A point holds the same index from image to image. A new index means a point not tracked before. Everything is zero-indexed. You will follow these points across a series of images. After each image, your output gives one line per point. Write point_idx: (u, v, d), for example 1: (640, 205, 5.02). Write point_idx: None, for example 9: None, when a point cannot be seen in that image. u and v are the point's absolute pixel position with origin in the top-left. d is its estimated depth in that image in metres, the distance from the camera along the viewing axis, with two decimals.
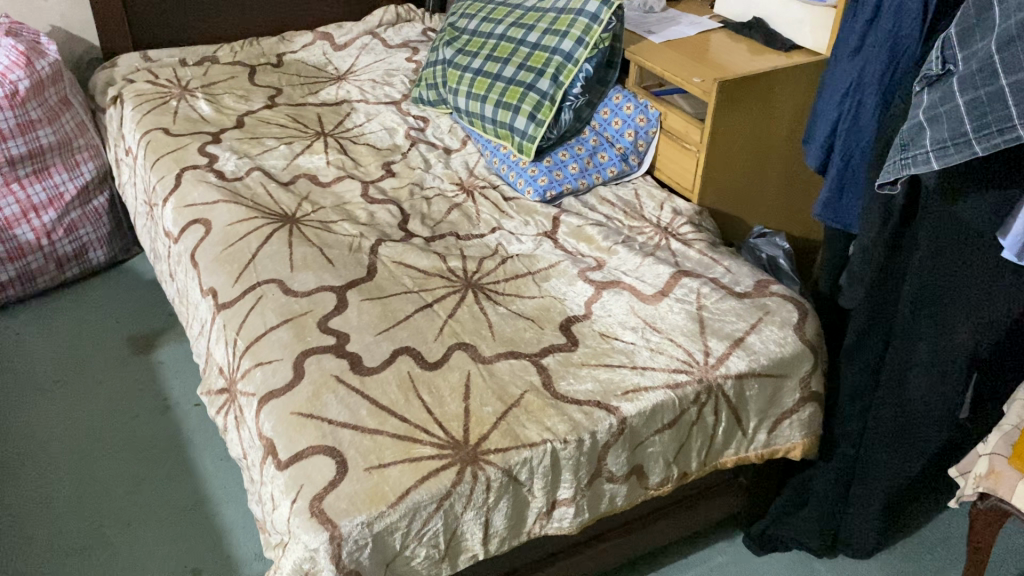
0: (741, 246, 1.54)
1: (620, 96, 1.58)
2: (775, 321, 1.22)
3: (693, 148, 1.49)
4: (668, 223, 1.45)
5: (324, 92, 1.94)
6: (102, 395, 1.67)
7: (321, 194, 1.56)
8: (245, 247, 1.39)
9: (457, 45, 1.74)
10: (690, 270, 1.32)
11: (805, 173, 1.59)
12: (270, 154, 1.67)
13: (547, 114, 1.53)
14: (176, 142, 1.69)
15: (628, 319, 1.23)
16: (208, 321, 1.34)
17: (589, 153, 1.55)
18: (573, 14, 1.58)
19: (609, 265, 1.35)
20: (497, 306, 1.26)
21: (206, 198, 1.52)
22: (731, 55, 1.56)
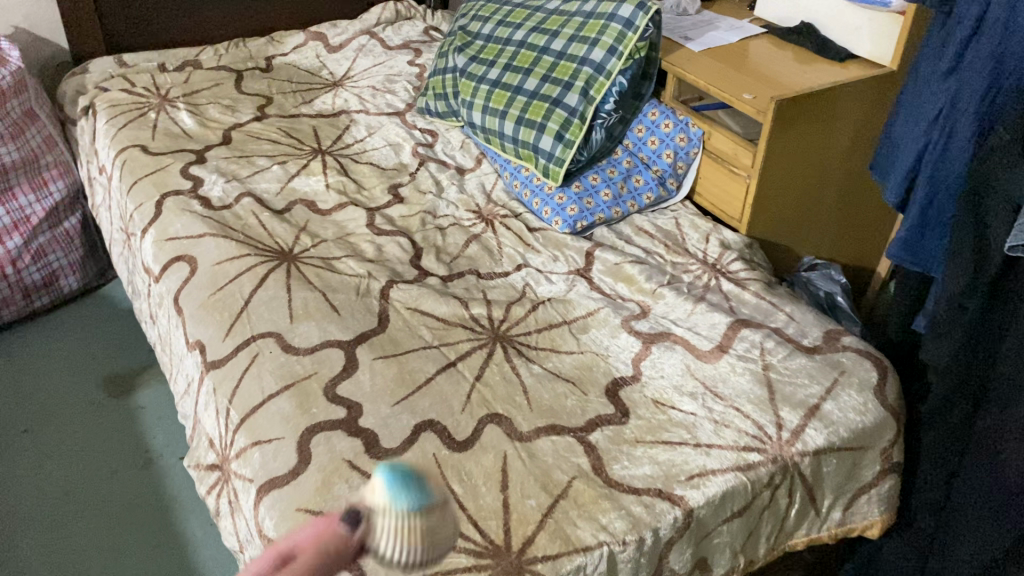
0: (792, 282, 1.37)
1: (657, 111, 1.41)
2: (852, 384, 1.06)
3: (741, 174, 1.32)
4: (716, 259, 1.28)
5: (319, 101, 1.75)
6: (74, 448, 1.49)
7: (321, 223, 1.38)
8: (237, 291, 1.21)
9: (470, 52, 1.56)
10: (749, 318, 1.16)
11: (859, 195, 1.43)
12: (261, 175, 1.49)
13: (576, 134, 1.35)
14: (155, 162, 1.51)
15: (685, 382, 1.06)
16: (196, 380, 1.16)
17: (622, 177, 1.38)
18: (603, 19, 1.40)
19: (655, 312, 1.18)
20: (531, 365, 1.09)
21: (190, 230, 1.34)
22: (779, 66, 1.39)
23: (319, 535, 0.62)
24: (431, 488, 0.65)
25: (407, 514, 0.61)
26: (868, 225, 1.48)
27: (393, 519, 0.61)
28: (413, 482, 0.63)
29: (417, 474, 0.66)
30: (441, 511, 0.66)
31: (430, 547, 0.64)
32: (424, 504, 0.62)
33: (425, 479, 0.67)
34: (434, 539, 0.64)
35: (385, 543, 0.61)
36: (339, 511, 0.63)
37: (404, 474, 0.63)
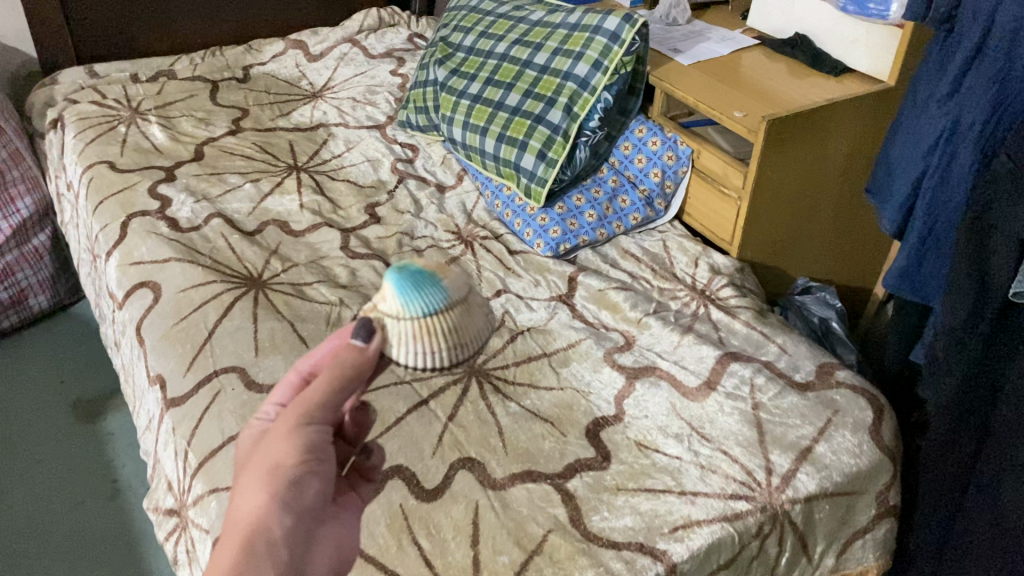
0: (785, 308, 1.31)
1: (644, 128, 1.35)
2: (846, 424, 1.00)
3: (732, 195, 1.26)
4: (705, 285, 1.22)
5: (297, 113, 1.69)
6: (39, 479, 1.43)
7: (293, 246, 1.33)
8: (201, 321, 1.16)
9: (451, 64, 1.50)
10: (738, 351, 1.10)
11: (855, 215, 1.37)
12: (233, 195, 1.42)
13: (559, 152, 1.29)
14: (123, 180, 1.45)
15: (670, 423, 1.00)
16: (157, 417, 1.10)
17: (608, 197, 1.32)
18: (588, 32, 1.34)
19: (640, 344, 1.12)
20: (507, 403, 1.03)
21: (155, 254, 1.28)
22: (772, 81, 1.33)
23: (339, 347, 0.58)
24: (454, 283, 0.63)
25: (422, 313, 0.59)
26: (866, 246, 1.43)
27: (411, 323, 0.59)
28: (424, 282, 0.60)
29: (438, 269, 0.63)
30: (467, 300, 0.63)
31: (463, 332, 0.61)
32: (439, 302, 0.60)
33: (448, 271, 0.64)
34: (461, 331, 0.61)
35: (404, 348, 0.59)
36: (356, 324, 0.59)
37: (416, 274, 0.61)
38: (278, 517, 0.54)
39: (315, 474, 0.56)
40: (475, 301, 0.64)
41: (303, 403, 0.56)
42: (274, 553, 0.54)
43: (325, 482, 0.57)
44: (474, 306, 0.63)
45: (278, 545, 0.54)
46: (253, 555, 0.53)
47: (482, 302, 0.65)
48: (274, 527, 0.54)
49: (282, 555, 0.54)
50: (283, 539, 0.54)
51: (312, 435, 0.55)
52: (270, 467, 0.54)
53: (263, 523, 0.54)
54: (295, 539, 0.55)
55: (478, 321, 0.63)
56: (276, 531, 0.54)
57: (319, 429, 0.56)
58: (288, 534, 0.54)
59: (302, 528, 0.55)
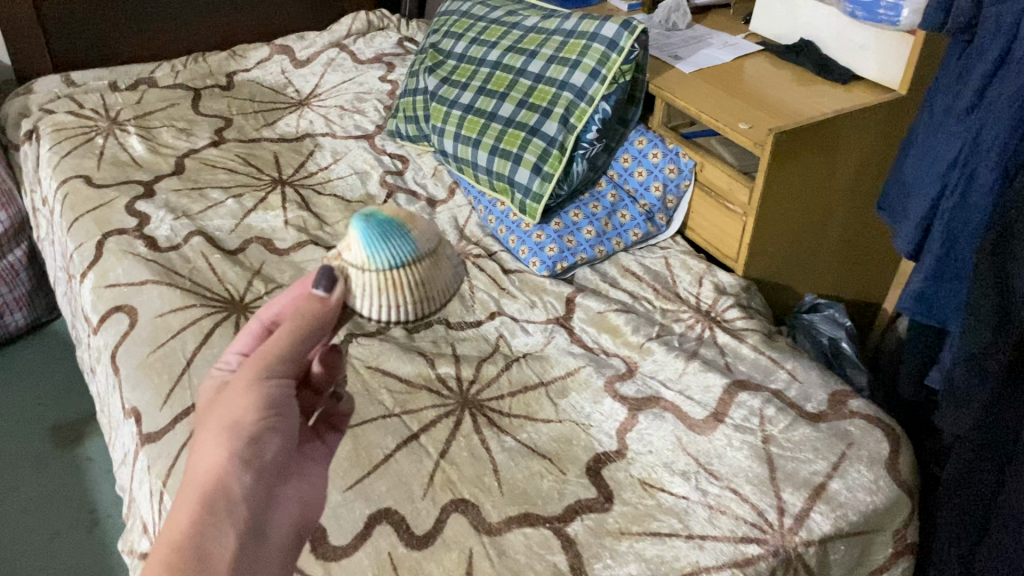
0: (792, 331, 1.26)
1: (644, 139, 1.29)
2: (861, 458, 0.95)
3: (737, 211, 1.20)
4: (710, 306, 1.17)
5: (282, 122, 1.63)
6: (13, 509, 1.36)
7: (276, 265, 1.27)
8: (179, 350, 1.09)
9: (441, 72, 1.43)
10: (746, 379, 1.04)
11: (863, 228, 1.32)
12: (214, 211, 1.36)
13: (555, 166, 1.23)
14: (99, 196, 1.38)
15: (676, 459, 0.95)
16: (132, 453, 1.04)
17: (607, 212, 1.27)
18: (585, 39, 1.28)
19: (642, 371, 1.06)
20: (502, 437, 0.97)
21: (131, 276, 1.22)
22: (777, 90, 1.27)
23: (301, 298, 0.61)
24: (421, 236, 0.66)
25: (388, 266, 0.63)
26: (874, 259, 1.37)
27: (376, 276, 0.62)
28: (395, 232, 0.64)
29: (408, 220, 0.67)
30: (436, 253, 0.67)
31: (427, 285, 0.65)
32: (406, 255, 0.64)
33: (416, 220, 0.67)
34: (426, 286, 0.65)
35: (369, 301, 0.63)
36: (317, 273, 0.61)
37: (386, 224, 0.64)
38: (241, 470, 0.55)
39: (278, 423, 0.57)
40: (442, 250, 0.68)
41: (263, 357, 0.58)
42: (240, 504, 0.54)
43: (289, 435, 0.59)
44: (442, 257, 0.68)
45: (242, 497, 0.54)
46: (212, 511, 0.53)
47: (446, 251, 0.70)
48: (239, 479, 0.54)
49: (246, 506, 0.54)
50: (249, 490, 0.55)
51: (274, 387, 0.57)
52: (227, 423, 0.55)
53: (227, 475, 0.54)
54: (258, 492, 0.55)
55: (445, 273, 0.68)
56: (241, 483, 0.54)
57: (282, 382, 0.58)
58: (252, 487, 0.55)
59: (266, 483, 0.56)
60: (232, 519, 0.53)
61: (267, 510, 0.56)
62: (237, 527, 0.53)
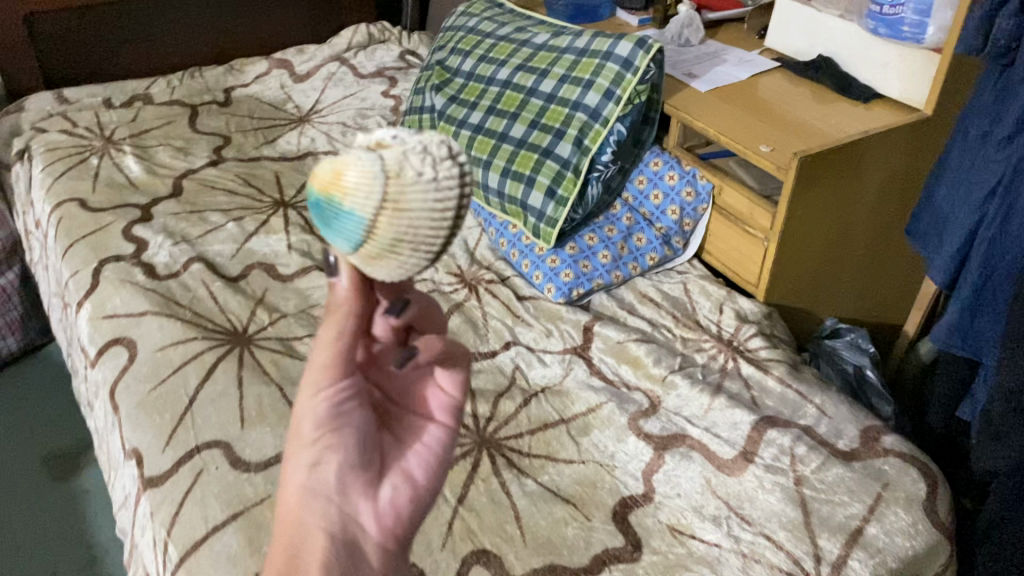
0: (815, 357, 1.22)
1: (660, 161, 1.25)
2: (898, 500, 0.90)
3: (758, 235, 1.16)
4: (732, 334, 1.13)
5: (282, 140, 1.59)
6: (9, 545, 1.31)
7: (280, 293, 1.22)
8: (182, 387, 1.05)
9: (449, 90, 1.39)
10: (774, 415, 1.00)
11: (886, 250, 1.28)
12: (214, 235, 1.31)
13: (570, 190, 1.19)
14: (95, 220, 1.33)
15: (705, 503, 0.91)
16: (133, 496, 0.99)
17: (622, 236, 1.22)
18: (598, 57, 1.24)
19: (666, 406, 1.02)
20: (523, 480, 0.93)
21: (130, 307, 1.17)
22: (797, 109, 1.23)
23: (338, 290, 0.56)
24: (360, 188, 0.49)
25: (352, 247, 0.51)
26: (895, 280, 1.34)
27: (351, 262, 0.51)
28: (328, 213, 0.50)
29: (341, 173, 0.50)
30: (384, 185, 0.49)
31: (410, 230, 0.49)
32: (357, 230, 0.49)
33: (349, 168, 0.50)
34: (406, 232, 0.49)
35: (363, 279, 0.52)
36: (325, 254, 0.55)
37: (319, 205, 0.51)
38: (313, 496, 0.55)
39: (341, 434, 0.55)
40: (396, 171, 0.49)
41: (314, 366, 0.55)
42: (316, 530, 0.55)
43: (365, 438, 0.56)
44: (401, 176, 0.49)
45: (317, 523, 0.55)
46: (298, 544, 0.55)
47: (405, 161, 0.49)
48: (312, 507, 0.55)
49: (323, 530, 0.55)
50: (324, 511, 0.55)
51: (322, 401, 0.55)
52: (293, 448, 0.56)
53: (300, 504, 0.55)
54: (337, 509, 0.55)
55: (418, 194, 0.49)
56: (314, 509, 0.55)
57: (335, 389, 0.55)
58: (329, 508, 0.55)
59: (346, 499, 0.55)
60: (313, 553, 0.55)
61: (353, 521, 0.56)
62: (319, 555, 0.54)
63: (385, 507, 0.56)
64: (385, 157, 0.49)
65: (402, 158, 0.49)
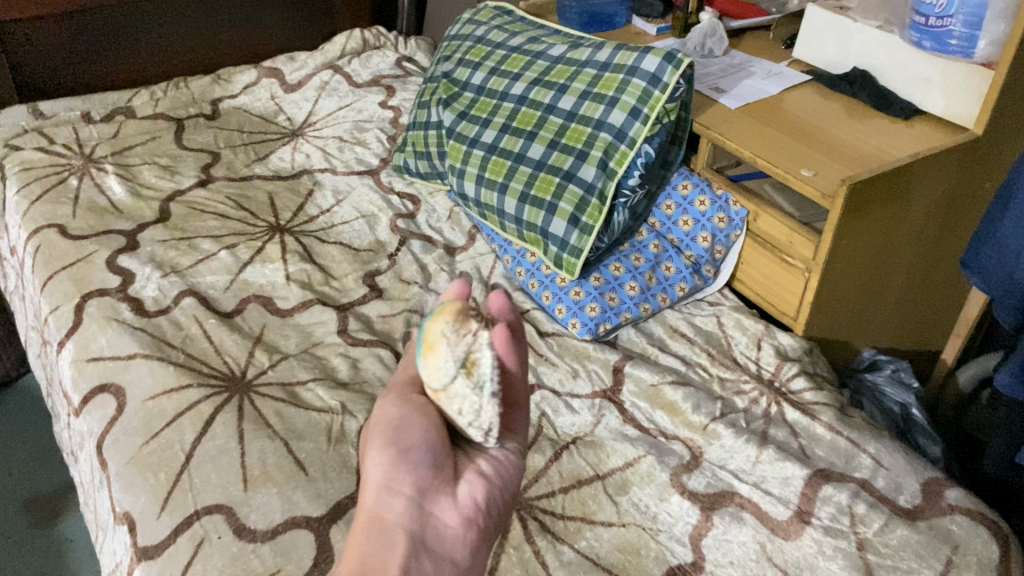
0: (857, 398, 1.13)
1: (688, 184, 1.17)
2: (971, 566, 0.82)
3: (799, 265, 1.08)
4: (773, 374, 1.05)
5: (275, 157, 1.49)
6: None
7: (280, 330, 1.12)
8: (176, 442, 0.95)
9: (458, 105, 1.30)
10: (828, 468, 0.92)
11: (924, 276, 1.21)
12: (207, 265, 1.22)
13: (595, 217, 1.10)
14: (76, 249, 1.23)
15: (761, 572, 0.82)
16: (124, 566, 0.90)
17: (650, 265, 1.14)
18: (622, 72, 1.15)
19: (709, 458, 0.94)
20: (559, 548, 0.84)
21: (117, 348, 1.07)
22: (835, 127, 1.15)
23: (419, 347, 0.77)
24: (428, 376, 0.65)
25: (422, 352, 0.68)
26: (932, 306, 1.27)
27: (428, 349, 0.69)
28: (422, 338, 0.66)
29: (429, 354, 0.65)
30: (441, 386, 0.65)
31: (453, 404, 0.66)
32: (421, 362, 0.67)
33: (432, 361, 0.65)
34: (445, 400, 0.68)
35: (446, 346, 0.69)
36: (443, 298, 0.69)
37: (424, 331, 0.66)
38: (392, 494, 0.69)
39: (417, 441, 0.70)
40: (449, 394, 0.65)
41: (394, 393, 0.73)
42: (396, 524, 0.68)
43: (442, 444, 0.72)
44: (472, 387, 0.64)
45: (396, 517, 0.68)
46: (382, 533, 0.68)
47: (463, 400, 0.65)
48: (391, 502, 0.69)
49: (404, 525, 0.68)
50: (404, 508, 0.69)
51: (401, 410, 0.71)
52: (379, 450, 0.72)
53: (381, 501, 0.69)
54: (418, 503, 0.69)
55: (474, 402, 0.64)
56: (395, 504, 0.69)
57: (414, 402, 0.71)
58: (409, 503, 0.69)
59: (424, 494, 0.69)
60: (394, 538, 0.67)
61: (432, 516, 0.69)
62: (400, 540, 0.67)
63: (459, 503, 0.70)
64: (451, 390, 0.64)
65: (464, 398, 0.64)
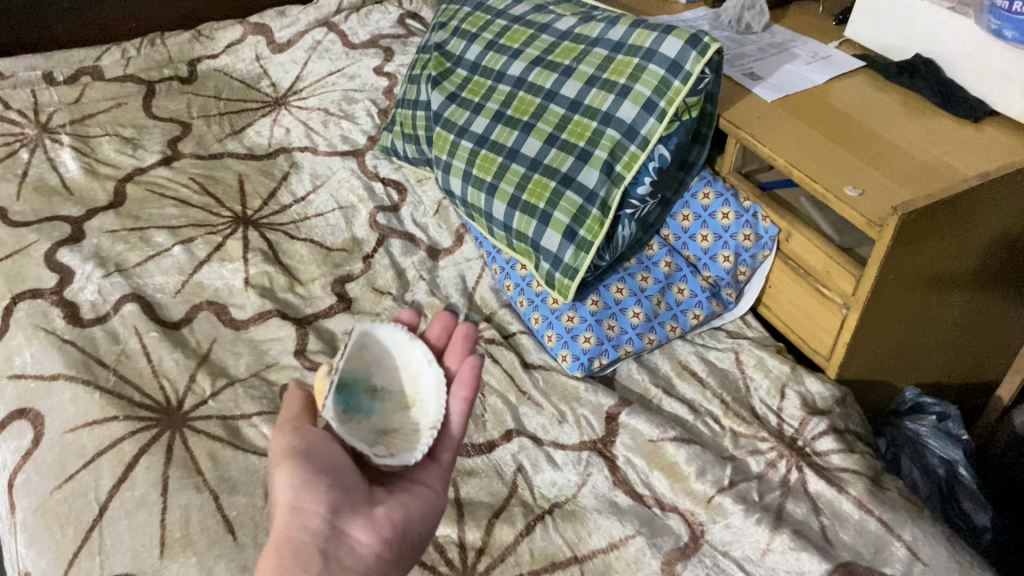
0: (894, 454, 0.99)
1: (710, 192, 0.99)
2: None
3: (836, 300, 0.91)
4: (796, 432, 0.88)
5: (252, 130, 1.33)
6: None
7: (230, 346, 0.99)
8: (91, 490, 0.82)
9: (450, 85, 1.13)
10: (854, 562, 0.76)
11: (987, 307, 1.02)
12: (157, 262, 1.07)
13: (595, 232, 0.93)
14: (13, 238, 1.09)
15: None
16: None
17: (659, 287, 0.98)
18: (637, 56, 0.97)
19: (711, 541, 0.78)
20: None
21: (41, 365, 0.93)
22: (889, 130, 0.96)
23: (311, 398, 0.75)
24: (368, 428, 0.77)
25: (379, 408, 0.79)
26: (993, 339, 1.08)
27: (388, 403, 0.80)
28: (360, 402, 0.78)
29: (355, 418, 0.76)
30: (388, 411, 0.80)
31: (401, 434, 0.78)
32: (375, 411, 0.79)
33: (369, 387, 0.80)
34: (396, 433, 0.78)
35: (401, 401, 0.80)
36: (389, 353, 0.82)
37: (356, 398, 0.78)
38: (308, 511, 0.64)
39: (327, 465, 0.68)
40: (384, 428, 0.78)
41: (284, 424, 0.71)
42: (310, 542, 0.63)
43: (349, 472, 0.70)
44: (382, 385, 0.81)
45: (310, 535, 0.64)
46: (293, 557, 0.62)
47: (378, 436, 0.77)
48: (305, 520, 0.64)
49: (320, 542, 0.64)
50: (318, 525, 0.64)
51: (312, 436, 0.69)
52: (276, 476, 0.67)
53: (294, 520, 0.64)
54: (333, 520, 0.65)
55: (381, 412, 0.79)
56: (309, 523, 0.64)
57: (313, 434, 0.69)
58: (324, 520, 0.65)
59: (337, 514, 0.66)
60: (308, 562, 0.62)
61: (347, 535, 0.66)
62: (312, 567, 0.62)
63: (375, 523, 0.67)
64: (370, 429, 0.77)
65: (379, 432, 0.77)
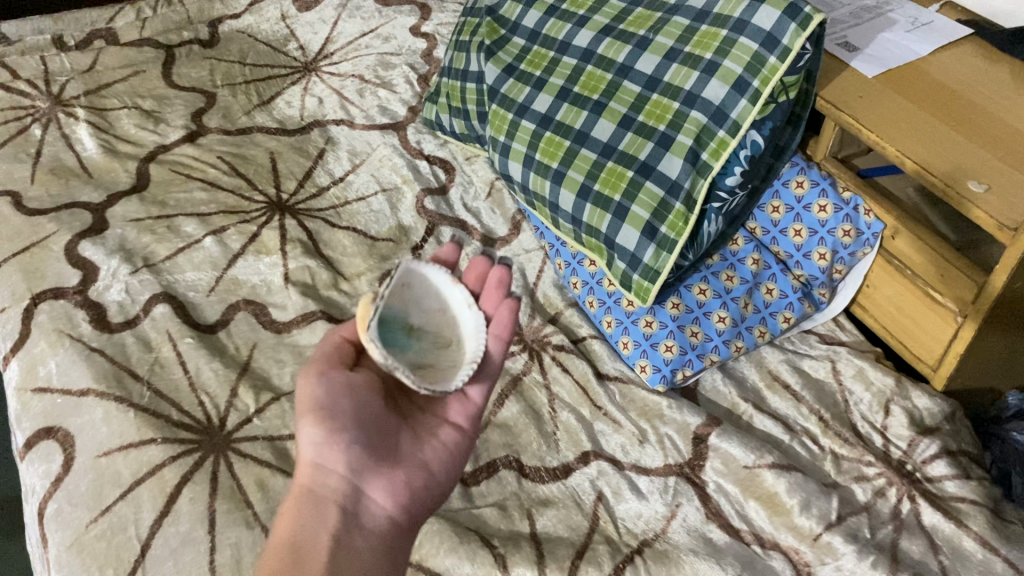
0: (1005, 472, 0.88)
1: (805, 182, 0.89)
2: None
3: (949, 307, 0.81)
4: (905, 454, 0.80)
5: (281, 100, 1.23)
6: None
7: (272, 352, 0.90)
8: (130, 525, 0.74)
9: (506, 56, 1.02)
10: None
11: None
12: (188, 256, 0.98)
13: (679, 230, 0.83)
14: (29, 228, 1.00)
15: None
16: None
17: (746, 288, 0.89)
18: (726, 27, 0.85)
19: None
20: None
21: (67, 378, 0.85)
22: (1011, 111, 0.85)
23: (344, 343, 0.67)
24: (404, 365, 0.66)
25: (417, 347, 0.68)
26: None
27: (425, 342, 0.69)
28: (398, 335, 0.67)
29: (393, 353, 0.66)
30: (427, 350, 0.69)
31: (439, 372, 0.67)
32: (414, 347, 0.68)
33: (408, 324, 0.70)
34: (433, 372, 0.67)
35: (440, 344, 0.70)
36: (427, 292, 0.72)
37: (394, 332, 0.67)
38: (327, 469, 0.60)
39: (352, 418, 0.62)
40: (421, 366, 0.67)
41: (313, 364, 0.64)
42: (327, 501, 0.59)
43: (376, 423, 0.64)
44: (420, 324, 0.70)
45: (329, 493, 0.60)
46: (310, 515, 0.58)
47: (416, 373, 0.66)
48: (324, 478, 0.60)
49: (337, 501, 0.59)
50: (337, 484, 0.60)
51: (338, 380, 0.63)
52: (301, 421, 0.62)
53: (313, 476, 0.60)
54: (353, 481, 0.61)
55: (417, 351, 0.68)
56: (328, 480, 0.60)
57: (339, 381, 0.63)
58: (342, 479, 0.60)
59: (358, 473, 0.61)
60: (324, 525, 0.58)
61: (366, 496, 0.61)
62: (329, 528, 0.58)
63: (396, 487, 0.62)
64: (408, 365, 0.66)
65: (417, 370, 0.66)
